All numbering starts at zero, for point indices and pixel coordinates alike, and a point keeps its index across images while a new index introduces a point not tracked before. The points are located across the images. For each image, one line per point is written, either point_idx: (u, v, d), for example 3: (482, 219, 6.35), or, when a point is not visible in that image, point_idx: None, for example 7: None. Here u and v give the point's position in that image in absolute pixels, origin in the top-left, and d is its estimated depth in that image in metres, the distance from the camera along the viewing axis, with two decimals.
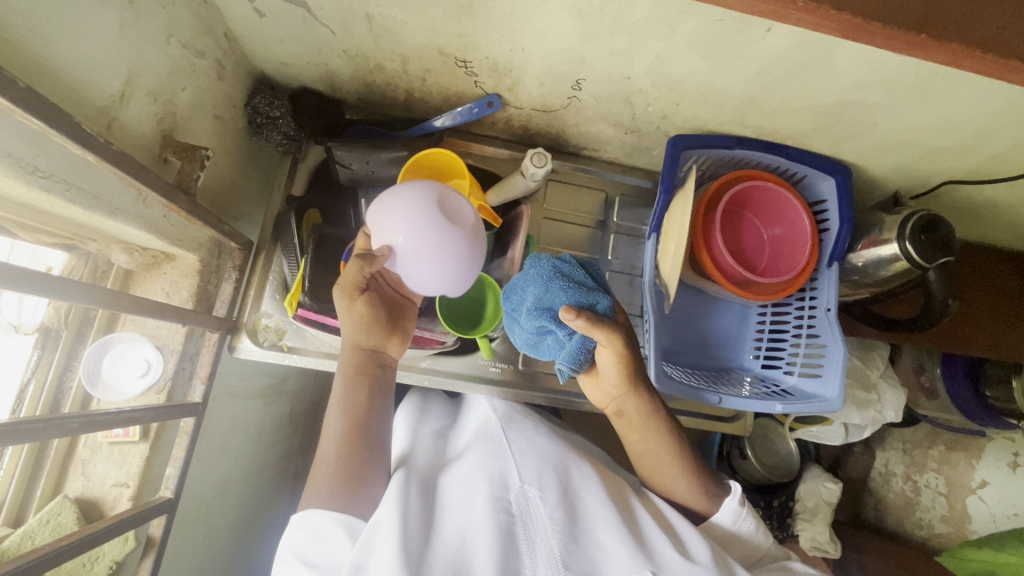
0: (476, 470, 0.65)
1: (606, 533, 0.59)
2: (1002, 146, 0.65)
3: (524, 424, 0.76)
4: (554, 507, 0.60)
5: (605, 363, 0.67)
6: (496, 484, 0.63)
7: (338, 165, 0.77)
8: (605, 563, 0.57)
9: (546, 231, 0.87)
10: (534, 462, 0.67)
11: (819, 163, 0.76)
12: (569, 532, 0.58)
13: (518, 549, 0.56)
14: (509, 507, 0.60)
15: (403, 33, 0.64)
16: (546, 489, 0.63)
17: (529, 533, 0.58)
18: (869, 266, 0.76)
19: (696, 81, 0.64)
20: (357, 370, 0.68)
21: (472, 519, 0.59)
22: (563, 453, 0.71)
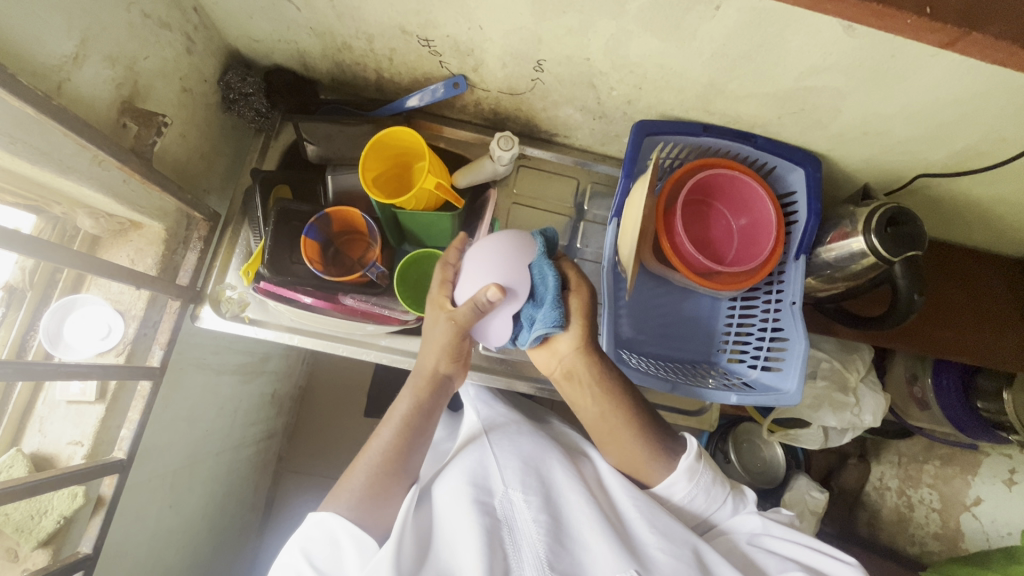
0: (460, 473, 0.68)
1: (591, 532, 0.62)
2: (973, 136, 0.64)
3: (506, 425, 0.78)
4: (537, 510, 0.63)
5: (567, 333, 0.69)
6: (481, 489, 0.66)
7: (305, 142, 0.79)
8: (590, 561, 0.60)
9: (515, 217, 0.87)
10: (516, 463, 0.69)
11: (788, 154, 0.75)
12: (554, 534, 0.61)
13: (504, 550, 0.60)
14: (493, 510, 0.63)
15: (363, 9, 0.65)
16: (530, 491, 0.65)
17: (515, 536, 0.61)
18: (840, 260, 0.75)
19: (655, 63, 0.64)
20: (430, 391, 0.70)
21: (457, 522, 0.62)
22: (547, 453, 0.73)
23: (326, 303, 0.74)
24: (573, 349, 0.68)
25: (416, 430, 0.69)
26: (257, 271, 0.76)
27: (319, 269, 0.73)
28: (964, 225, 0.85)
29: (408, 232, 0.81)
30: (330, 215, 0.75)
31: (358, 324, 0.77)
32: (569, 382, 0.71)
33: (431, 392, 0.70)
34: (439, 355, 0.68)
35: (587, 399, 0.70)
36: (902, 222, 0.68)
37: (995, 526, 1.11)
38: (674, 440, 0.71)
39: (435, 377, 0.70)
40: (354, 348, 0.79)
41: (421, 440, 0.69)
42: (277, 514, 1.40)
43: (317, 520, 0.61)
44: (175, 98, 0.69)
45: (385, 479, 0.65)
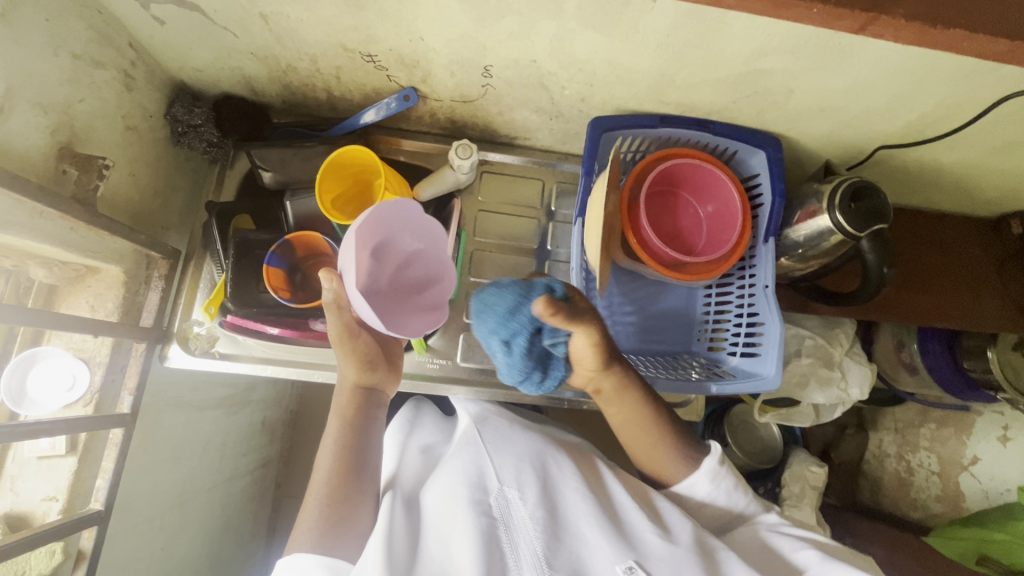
0: (455, 473, 0.67)
1: (588, 527, 0.61)
2: (926, 104, 0.64)
3: (499, 422, 0.76)
4: (533, 506, 0.62)
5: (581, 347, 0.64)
6: (476, 488, 0.65)
7: (258, 168, 0.78)
8: (588, 556, 0.59)
9: (484, 225, 0.86)
10: (511, 460, 0.68)
11: (747, 137, 0.74)
12: (550, 530, 0.60)
13: (502, 552, 0.59)
14: (489, 510, 0.63)
15: (301, 30, 0.64)
16: (525, 488, 0.64)
17: (511, 534, 0.61)
18: (810, 238, 0.74)
19: (601, 59, 0.63)
20: (356, 404, 0.71)
21: (454, 522, 0.62)
22: (539, 447, 0.72)
23: (294, 331, 0.73)
24: (599, 373, 0.68)
25: (352, 444, 0.69)
26: (220, 305, 0.75)
27: (282, 296, 0.72)
28: (931, 191, 0.86)
29: None
30: (292, 242, 0.75)
31: (330, 349, 0.76)
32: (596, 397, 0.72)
33: (354, 405, 0.70)
34: (349, 365, 0.69)
35: (613, 411, 0.72)
36: (865, 196, 0.68)
37: (993, 484, 1.16)
38: (698, 443, 0.72)
39: (357, 391, 0.71)
40: (330, 373, 0.77)
41: (363, 452, 0.69)
42: (280, 539, 1.41)
43: (286, 561, 0.61)
44: (118, 137, 0.67)
45: (336, 498, 0.65)
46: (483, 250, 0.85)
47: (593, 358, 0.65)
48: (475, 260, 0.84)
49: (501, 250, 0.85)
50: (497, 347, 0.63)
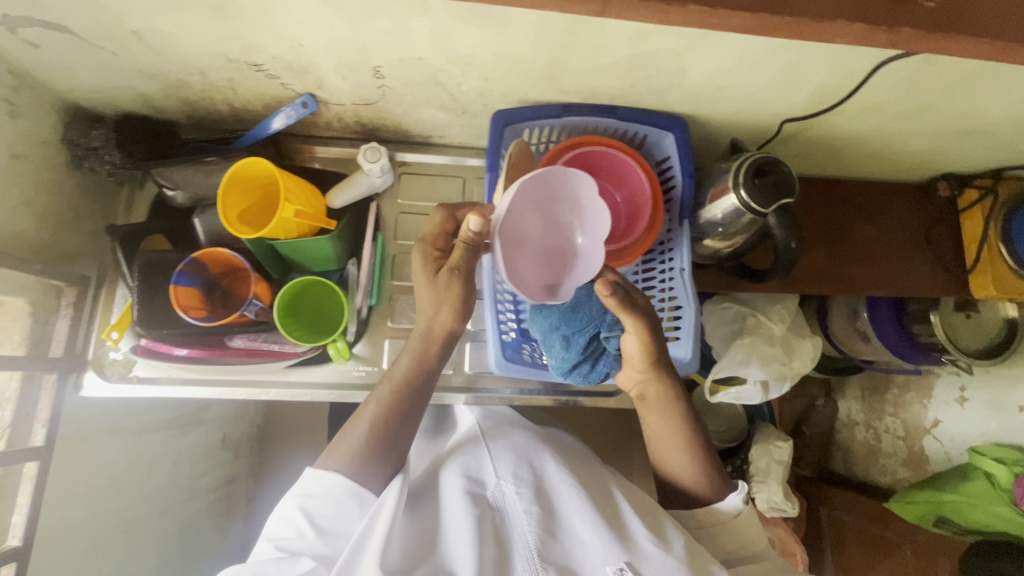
0: (458, 472, 0.69)
1: (581, 522, 0.63)
2: (820, 75, 0.63)
3: (506, 429, 0.79)
4: (529, 502, 0.64)
5: (630, 345, 0.69)
6: (473, 483, 0.67)
7: (164, 188, 0.76)
8: (579, 552, 0.61)
9: (405, 227, 0.85)
10: (511, 459, 0.71)
11: (654, 120, 0.73)
12: (546, 525, 0.62)
13: (498, 543, 0.60)
14: (487, 504, 0.65)
15: (179, 44, 0.62)
16: (522, 484, 0.67)
17: (506, 528, 0.62)
18: (728, 216, 0.72)
19: (486, 52, 0.62)
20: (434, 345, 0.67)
21: (453, 514, 0.63)
22: (537, 447, 0.74)
23: (205, 351, 0.72)
24: (647, 375, 0.71)
25: (420, 385, 0.67)
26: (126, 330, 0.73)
27: (184, 312, 0.71)
28: (851, 160, 0.86)
29: (291, 261, 0.79)
30: (200, 259, 0.73)
31: (247, 364, 0.75)
32: (641, 402, 0.75)
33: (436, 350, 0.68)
34: (446, 308, 0.66)
35: (652, 417, 0.74)
36: (769, 171, 0.67)
37: (954, 444, 1.17)
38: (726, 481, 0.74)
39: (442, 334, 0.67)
40: (253, 389, 0.77)
41: (418, 403, 0.67)
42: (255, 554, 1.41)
43: (315, 476, 0.61)
44: (5, 167, 0.65)
45: (379, 435, 0.64)
46: (406, 253, 0.84)
47: (640, 360, 0.70)
48: (398, 263, 0.83)
49: None
50: (556, 342, 0.72)
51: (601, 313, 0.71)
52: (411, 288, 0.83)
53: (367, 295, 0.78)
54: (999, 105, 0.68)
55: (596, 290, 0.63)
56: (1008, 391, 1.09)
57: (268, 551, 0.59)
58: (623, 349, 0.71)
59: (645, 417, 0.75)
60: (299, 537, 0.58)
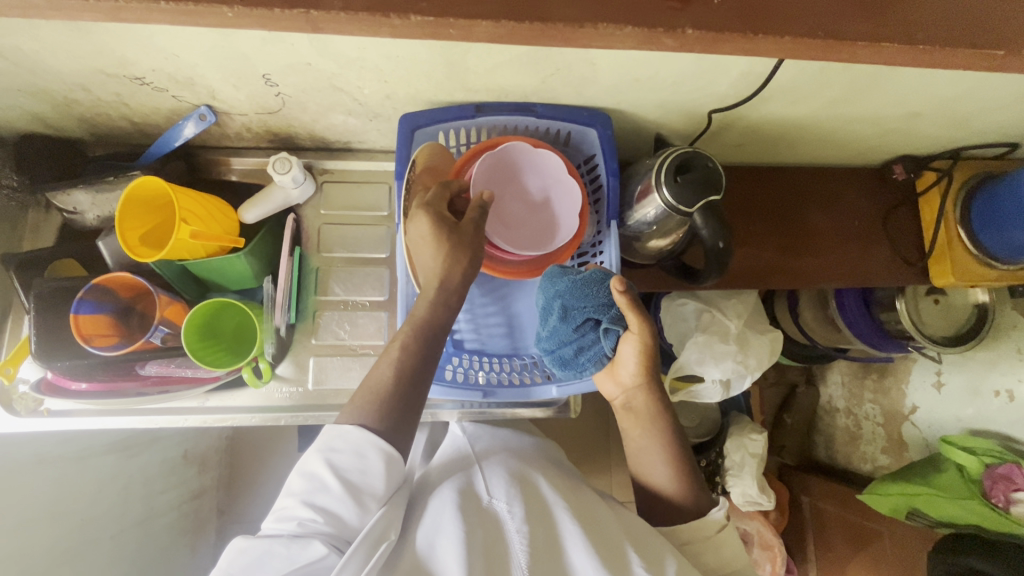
0: (450, 488, 0.66)
1: (577, 550, 0.60)
2: (739, 61, 0.58)
3: (494, 450, 0.76)
4: (522, 521, 0.61)
5: (628, 353, 0.66)
6: (468, 497, 0.64)
7: (63, 211, 0.73)
8: None
9: (329, 238, 0.81)
10: (504, 478, 0.68)
11: (573, 116, 0.69)
12: (540, 550, 0.59)
13: (486, 562, 0.57)
14: (479, 520, 0.61)
15: (48, 61, 0.58)
16: (515, 502, 0.64)
17: (496, 548, 0.59)
18: (655, 217, 0.68)
19: (376, 55, 0.58)
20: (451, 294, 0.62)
21: (441, 529, 0.59)
22: (529, 468, 0.72)
23: (113, 380, 0.70)
24: (638, 383, 0.69)
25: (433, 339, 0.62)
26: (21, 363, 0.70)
27: (86, 342, 0.68)
28: (798, 146, 0.81)
29: (208, 282, 0.76)
30: (100, 285, 0.69)
31: (159, 392, 0.72)
32: (624, 413, 0.72)
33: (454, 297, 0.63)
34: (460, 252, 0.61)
35: (635, 431, 0.72)
36: (692, 167, 0.63)
37: (931, 432, 1.13)
38: (706, 494, 0.71)
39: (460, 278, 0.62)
40: (170, 416, 0.74)
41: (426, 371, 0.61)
42: None
43: (339, 431, 0.56)
44: None
45: (401, 388, 0.59)
46: (331, 265, 0.80)
47: (636, 365, 0.67)
48: (321, 277, 0.79)
49: (350, 263, 0.81)
50: (554, 311, 0.65)
51: (606, 305, 0.63)
52: (336, 303, 0.79)
53: (286, 312, 0.75)
54: (942, 83, 0.63)
55: (612, 283, 0.60)
56: (983, 377, 1.04)
57: (293, 505, 0.54)
58: (617, 352, 0.67)
59: (626, 429, 0.73)
60: (325, 492, 0.54)
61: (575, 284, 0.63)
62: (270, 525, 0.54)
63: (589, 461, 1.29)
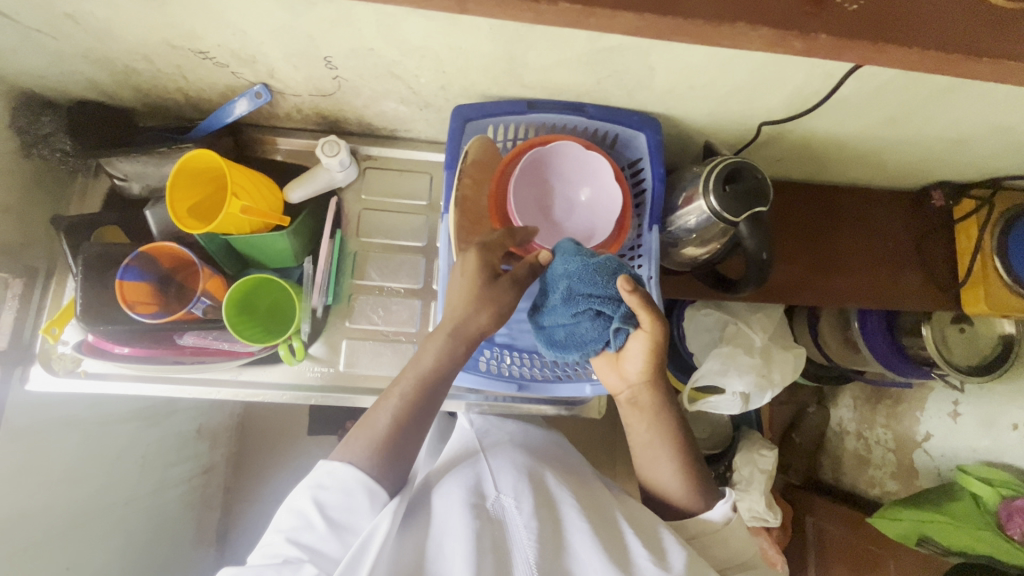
0: (456, 484, 0.66)
1: (583, 545, 0.60)
2: (797, 75, 0.58)
3: (501, 445, 0.75)
4: (529, 517, 0.61)
5: (635, 349, 0.63)
6: (474, 493, 0.64)
7: (115, 178, 0.74)
8: (581, 574, 0.58)
9: (367, 223, 0.82)
10: (511, 472, 0.68)
11: (623, 119, 0.69)
12: (547, 545, 0.59)
13: (495, 556, 0.57)
14: (487, 513, 0.62)
15: (118, 28, 0.59)
16: (522, 497, 0.64)
17: (506, 544, 0.59)
18: (696, 225, 0.69)
19: (440, 44, 0.58)
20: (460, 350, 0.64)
21: (450, 528, 0.60)
22: (539, 464, 0.72)
23: (152, 347, 0.71)
24: (643, 380, 0.67)
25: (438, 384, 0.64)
26: (66, 325, 0.71)
27: (131, 308, 0.69)
28: (839, 165, 0.81)
29: (248, 258, 0.76)
30: (147, 252, 0.71)
31: (195, 363, 0.73)
32: (629, 407, 0.70)
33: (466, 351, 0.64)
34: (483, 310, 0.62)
35: (641, 425, 0.70)
36: (740, 178, 0.63)
37: (944, 460, 1.13)
38: (712, 488, 0.72)
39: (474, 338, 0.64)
40: (204, 387, 0.75)
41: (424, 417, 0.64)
42: (234, 545, 1.41)
43: (329, 467, 0.61)
44: None
45: (398, 433, 0.62)
46: (368, 250, 0.81)
47: (643, 362, 0.65)
48: (358, 261, 0.80)
49: (386, 250, 0.81)
50: (558, 290, 0.62)
51: (616, 301, 0.60)
52: (371, 287, 0.80)
53: (322, 295, 0.76)
54: (995, 110, 0.63)
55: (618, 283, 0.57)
56: (1002, 409, 1.04)
57: (279, 542, 0.57)
58: (624, 347, 0.65)
59: (629, 424, 0.72)
60: (310, 529, 0.57)
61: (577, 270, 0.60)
62: (256, 560, 0.57)
63: (597, 465, 1.30)
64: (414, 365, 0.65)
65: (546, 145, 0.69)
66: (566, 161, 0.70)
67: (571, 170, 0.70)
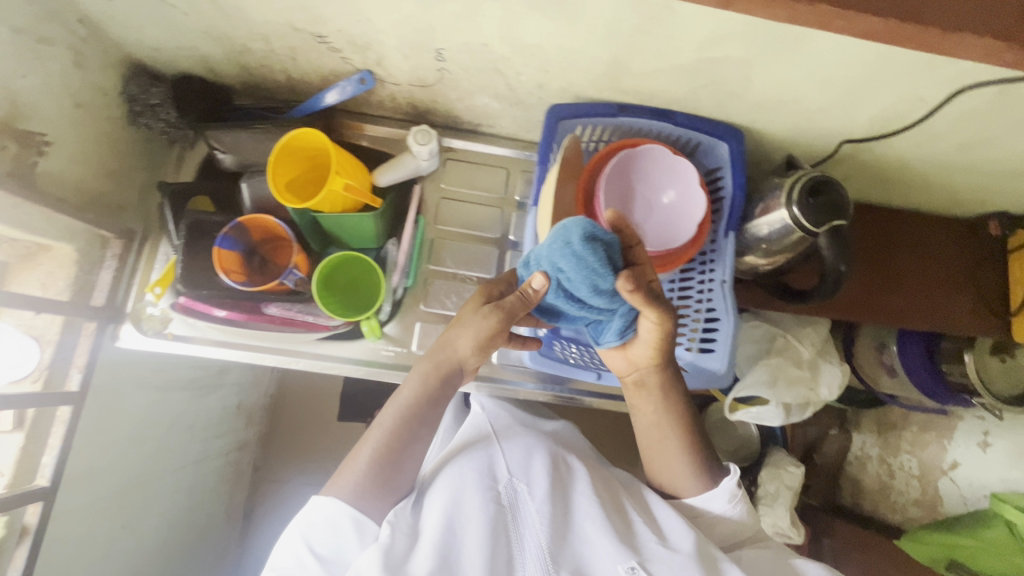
0: (468, 466, 0.68)
1: (591, 525, 0.62)
2: (889, 96, 0.61)
3: (512, 428, 0.77)
4: (541, 500, 0.63)
5: (643, 333, 0.63)
6: (486, 477, 0.66)
7: (216, 150, 0.77)
8: (589, 553, 0.60)
9: (444, 212, 0.85)
10: (522, 457, 0.70)
11: (708, 128, 0.72)
12: (557, 527, 0.61)
13: (508, 540, 0.60)
14: (499, 499, 0.64)
15: (250, 9, 0.63)
16: (533, 482, 0.66)
17: (519, 526, 0.62)
18: (771, 234, 0.72)
19: (552, 45, 0.62)
20: (443, 377, 0.66)
21: (463, 513, 0.62)
22: (555, 449, 0.74)
23: (244, 314, 0.74)
24: (652, 364, 0.67)
25: (425, 410, 0.65)
26: (169, 286, 0.75)
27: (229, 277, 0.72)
28: (903, 188, 0.84)
29: (331, 236, 0.79)
30: (244, 224, 0.74)
31: (282, 333, 0.76)
32: (636, 390, 0.70)
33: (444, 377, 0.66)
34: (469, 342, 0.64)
35: (646, 409, 0.70)
36: (824, 191, 0.66)
37: (973, 489, 1.12)
38: (717, 465, 0.71)
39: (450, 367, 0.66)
40: (283, 356, 0.78)
41: (413, 440, 0.64)
42: (258, 524, 1.42)
43: (316, 503, 0.60)
44: (68, 115, 0.67)
45: (387, 460, 0.63)
46: (443, 237, 0.84)
47: (646, 347, 0.65)
48: (435, 248, 0.83)
49: (460, 238, 0.84)
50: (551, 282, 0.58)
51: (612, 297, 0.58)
52: (446, 273, 0.83)
53: (403, 276, 0.78)
54: None
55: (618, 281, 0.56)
56: None
57: None
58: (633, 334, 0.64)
59: (636, 407, 0.72)
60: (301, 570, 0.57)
61: (580, 275, 0.54)
62: None
63: None
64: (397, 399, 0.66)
65: (634, 147, 0.72)
66: (654, 166, 0.72)
67: (657, 174, 0.73)
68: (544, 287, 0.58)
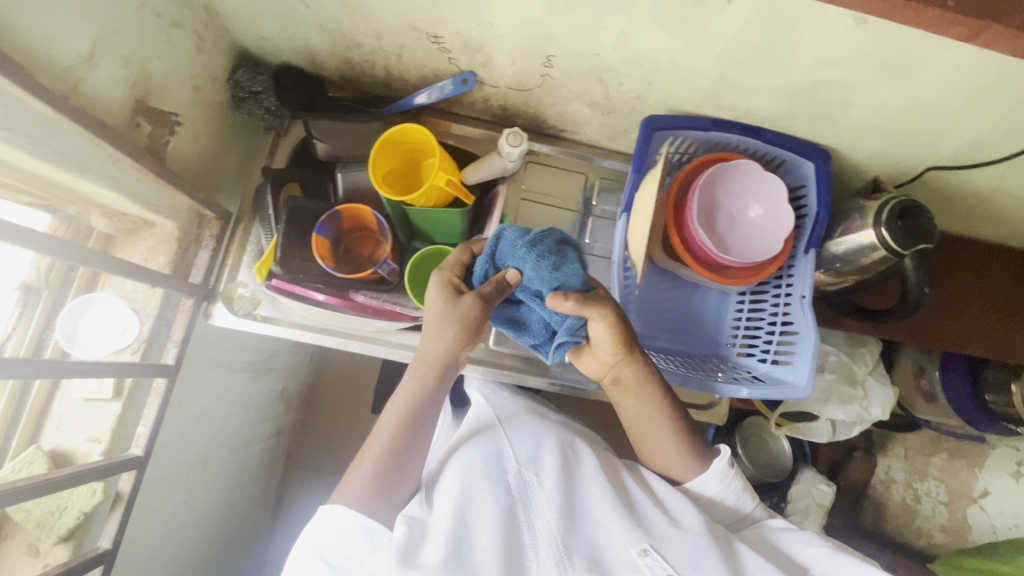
0: (472, 451, 0.64)
1: (604, 514, 0.59)
2: (985, 127, 0.64)
3: (514, 413, 0.73)
4: (552, 487, 0.60)
5: (601, 332, 0.64)
6: (494, 466, 0.63)
7: (315, 140, 0.80)
8: (603, 539, 0.57)
9: (524, 213, 0.87)
10: (528, 443, 0.67)
11: (797, 147, 0.75)
12: (568, 514, 0.58)
13: (519, 531, 0.57)
14: (510, 488, 0.61)
15: (374, 7, 0.65)
16: (541, 470, 0.63)
17: (530, 513, 0.58)
18: (849, 253, 0.74)
19: (664, 58, 0.64)
20: (440, 376, 0.63)
21: (473, 503, 0.58)
22: (565, 435, 0.69)
23: (338, 299, 0.76)
24: (622, 357, 0.67)
25: (423, 406, 0.63)
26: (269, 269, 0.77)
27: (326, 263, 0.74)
28: (971, 217, 0.86)
29: (418, 229, 0.82)
30: (341, 213, 0.77)
31: (368, 320, 0.78)
32: (615, 386, 0.70)
33: (439, 372, 0.63)
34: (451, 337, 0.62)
35: (629, 402, 0.70)
36: (913, 214, 0.68)
37: (1003, 518, 1.08)
38: (707, 447, 0.71)
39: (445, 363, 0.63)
40: (366, 344, 0.80)
41: (416, 439, 0.62)
42: (289, 510, 1.43)
43: (326, 514, 0.57)
44: (187, 97, 0.69)
45: (393, 464, 0.60)
46: None
47: (611, 343, 0.65)
48: None
49: None
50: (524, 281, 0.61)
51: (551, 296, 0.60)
52: None
53: None
54: None
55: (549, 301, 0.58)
56: None
57: None
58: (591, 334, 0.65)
59: (619, 402, 0.72)
60: None
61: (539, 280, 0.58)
62: None
63: None
64: (394, 404, 0.63)
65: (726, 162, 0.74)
66: (745, 180, 0.75)
67: (746, 189, 0.75)
68: (517, 280, 0.60)
